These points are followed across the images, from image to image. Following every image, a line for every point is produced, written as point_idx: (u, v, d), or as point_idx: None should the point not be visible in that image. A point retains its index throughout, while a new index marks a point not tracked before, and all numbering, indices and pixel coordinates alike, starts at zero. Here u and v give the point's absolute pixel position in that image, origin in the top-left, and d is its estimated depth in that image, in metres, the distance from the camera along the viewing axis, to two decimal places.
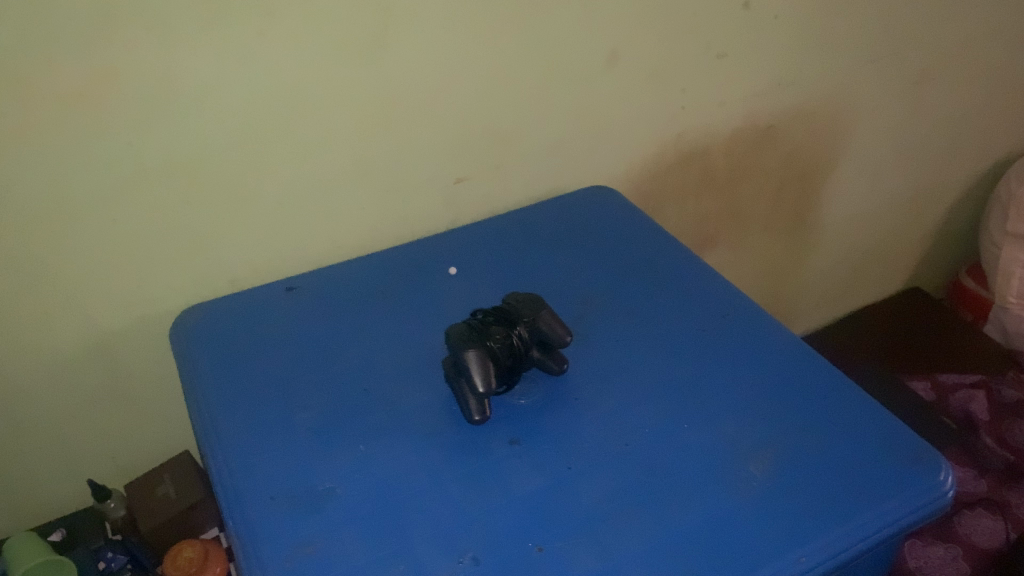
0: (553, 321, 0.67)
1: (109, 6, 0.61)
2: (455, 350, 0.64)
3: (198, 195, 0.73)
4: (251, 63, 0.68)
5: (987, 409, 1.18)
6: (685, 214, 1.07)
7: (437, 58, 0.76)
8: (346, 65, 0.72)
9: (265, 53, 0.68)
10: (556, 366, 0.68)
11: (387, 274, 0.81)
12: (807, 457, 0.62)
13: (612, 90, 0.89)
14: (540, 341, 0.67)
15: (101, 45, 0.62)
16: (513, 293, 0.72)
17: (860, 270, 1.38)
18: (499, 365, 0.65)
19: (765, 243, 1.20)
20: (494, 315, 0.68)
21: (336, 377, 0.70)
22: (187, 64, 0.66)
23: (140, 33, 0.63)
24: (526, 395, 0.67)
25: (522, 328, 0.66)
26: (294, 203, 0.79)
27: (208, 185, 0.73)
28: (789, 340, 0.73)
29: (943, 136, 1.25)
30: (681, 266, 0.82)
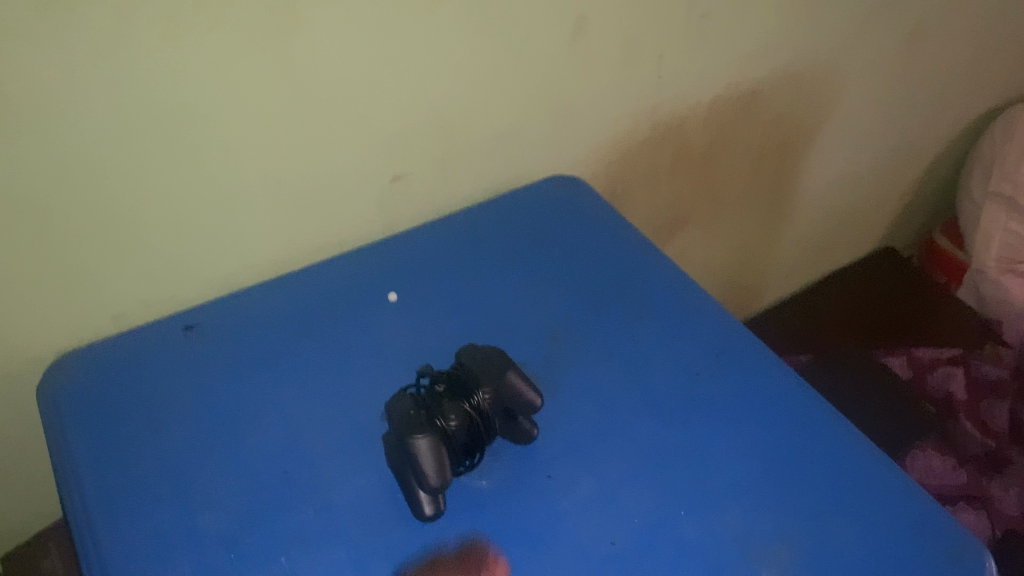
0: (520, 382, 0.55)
1: None
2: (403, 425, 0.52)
3: (59, 224, 0.57)
4: (118, 54, 0.51)
5: (965, 388, 1.13)
6: (657, 197, 0.94)
7: (369, 39, 0.60)
8: (250, 52, 0.56)
9: (130, 41, 0.51)
10: (528, 434, 0.56)
11: (311, 304, 0.67)
12: (831, 562, 0.52)
13: (581, 63, 0.74)
14: (504, 411, 0.55)
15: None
16: (469, 346, 0.58)
17: (836, 237, 1.27)
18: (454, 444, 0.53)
19: (740, 219, 1.08)
20: (446, 381, 0.56)
21: (253, 458, 0.56)
22: (18, 63, 0.48)
23: None
24: (488, 477, 0.55)
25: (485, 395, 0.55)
26: (190, 224, 0.63)
27: (70, 212, 0.56)
28: (796, 388, 0.62)
29: (930, 92, 1.13)
30: (664, 286, 0.70)
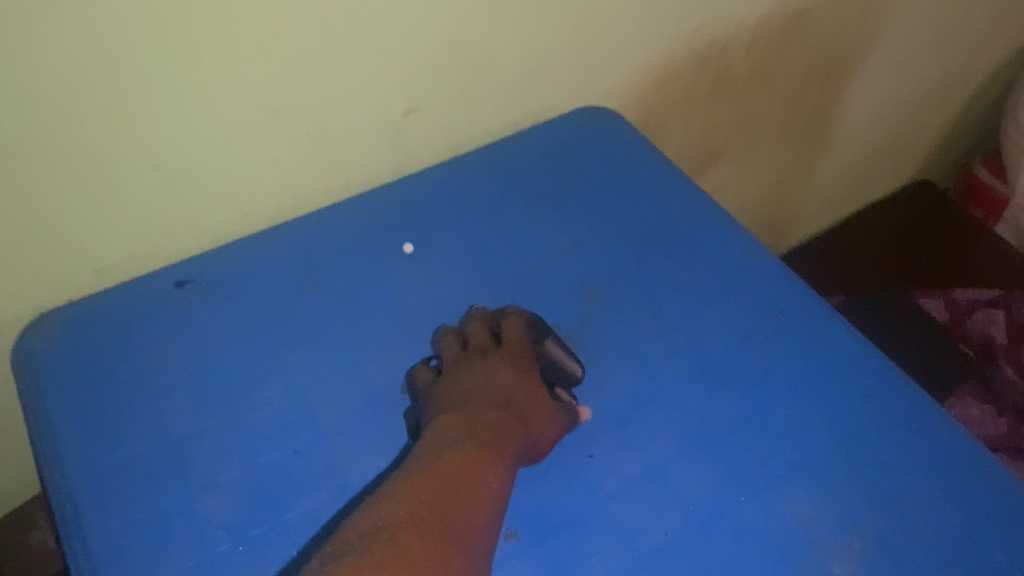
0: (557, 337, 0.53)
1: None
2: (453, 361, 0.51)
3: (26, 168, 0.48)
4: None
5: (1006, 332, 1.06)
6: (692, 129, 0.86)
7: None
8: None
9: None
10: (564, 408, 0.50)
11: (318, 254, 0.60)
12: (911, 559, 0.45)
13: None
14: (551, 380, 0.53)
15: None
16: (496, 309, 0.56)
17: (873, 170, 1.19)
18: (510, 358, 0.50)
19: (777, 151, 0.99)
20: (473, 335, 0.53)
21: (259, 436, 0.50)
22: None
23: None
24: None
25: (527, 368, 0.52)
26: (180, 165, 0.54)
27: (38, 153, 0.48)
28: (862, 352, 0.55)
29: (986, 11, 1.04)
30: (712, 235, 0.63)
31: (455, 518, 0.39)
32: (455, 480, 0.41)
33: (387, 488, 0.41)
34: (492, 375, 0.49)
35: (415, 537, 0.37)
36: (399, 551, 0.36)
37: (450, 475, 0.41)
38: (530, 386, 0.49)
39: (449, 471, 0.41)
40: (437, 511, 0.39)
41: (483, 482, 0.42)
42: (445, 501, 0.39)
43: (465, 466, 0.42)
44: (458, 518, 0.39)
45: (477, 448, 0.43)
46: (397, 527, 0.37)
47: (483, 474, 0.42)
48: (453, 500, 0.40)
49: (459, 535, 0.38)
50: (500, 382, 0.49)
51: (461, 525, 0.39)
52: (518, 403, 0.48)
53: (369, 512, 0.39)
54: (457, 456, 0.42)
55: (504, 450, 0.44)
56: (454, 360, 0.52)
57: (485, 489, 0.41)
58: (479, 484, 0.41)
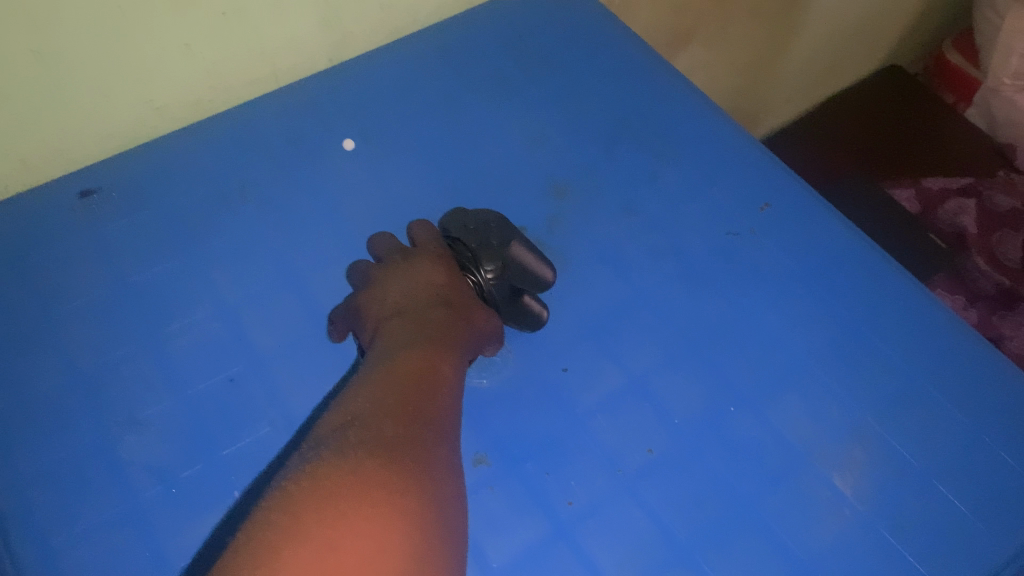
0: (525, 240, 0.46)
1: None
2: (369, 279, 0.45)
3: None
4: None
5: (977, 222, 1.03)
6: (659, 6, 0.78)
7: None
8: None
9: None
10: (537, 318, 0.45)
11: (245, 154, 0.52)
12: (914, 466, 0.42)
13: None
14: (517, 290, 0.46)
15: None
16: (455, 214, 0.49)
17: (844, 53, 1.13)
18: (434, 260, 0.44)
19: (747, 33, 0.92)
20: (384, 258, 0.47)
21: (191, 368, 0.44)
22: None
23: None
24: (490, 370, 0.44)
25: (494, 273, 0.45)
26: (65, 54, 0.43)
27: None
28: (856, 243, 0.50)
29: None
30: (689, 122, 0.56)
31: (424, 404, 0.33)
32: (417, 370, 0.35)
33: (343, 393, 0.34)
34: (420, 279, 0.43)
35: (392, 422, 0.31)
36: (372, 434, 0.30)
37: (410, 366, 0.35)
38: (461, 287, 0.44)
39: (409, 363, 0.35)
40: (404, 396, 0.32)
41: (443, 371, 0.36)
42: (409, 388, 0.33)
43: (420, 356, 0.36)
44: (432, 405, 0.33)
45: (429, 342, 0.37)
46: (366, 414, 0.31)
47: (440, 365, 0.36)
48: (417, 386, 0.33)
49: (431, 419, 0.32)
50: (428, 280, 0.43)
51: (435, 410, 0.33)
52: (456, 303, 0.42)
53: (326, 416, 0.32)
54: (411, 350, 0.36)
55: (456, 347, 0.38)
56: (369, 276, 0.45)
57: (446, 378, 0.35)
58: (440, 374, 0.35)
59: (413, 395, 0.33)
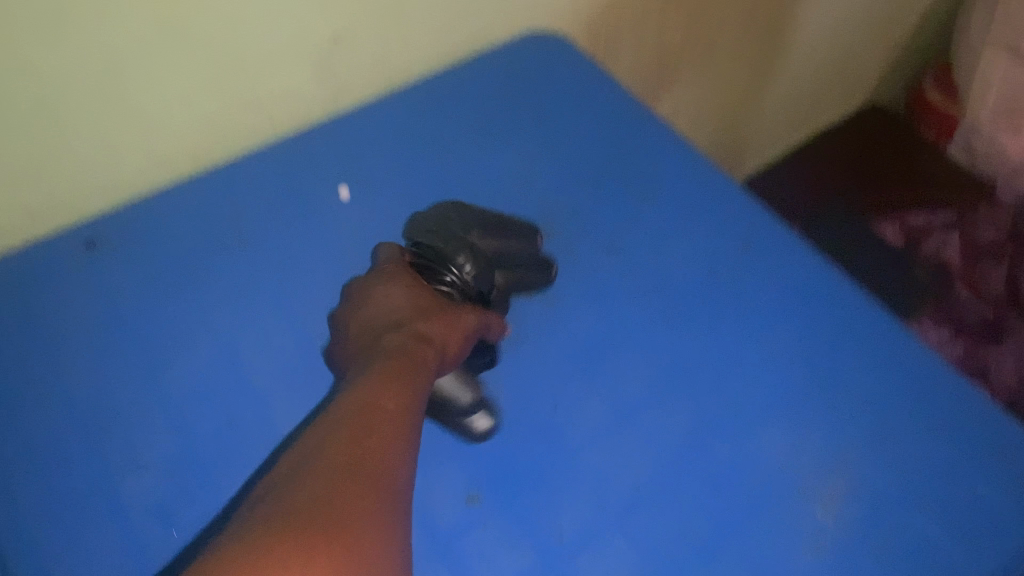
0: (501, 228, 0.51)
1: None
2: (347, 303, 0.48)
3: None
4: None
5: (961, 254, 1.06)
6: (643, 51, 0.81)
7: None
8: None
9: None
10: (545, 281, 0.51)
11: (242, 200, 0.54)
12: (893, 494, 0.43)
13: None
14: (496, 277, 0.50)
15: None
16: (419, 216, 0.51)
17: (826, 92, 1.16)
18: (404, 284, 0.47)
19: (732, 73, 0.95)
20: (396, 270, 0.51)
21: (190, 407, 0.45)
22: None
23: None
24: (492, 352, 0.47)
25: (472, 270, 0.48)
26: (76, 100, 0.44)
27: None
28: (833, 280, 0.52)
29: None
30: (673, 163, 0.59)
31: (357, 447, 0.34)
32: (361, 411, 0.36)
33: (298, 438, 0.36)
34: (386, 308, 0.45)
35: (317, 480, 0.32)
36: (294, 498, 0.31)
37: (351, 407, 0.36)
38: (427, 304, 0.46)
39: (350, 407, 0.37)
40: (336, 446, 0.34)
41: (387, 406, 0.37)
42: (344, 433, 0.35)
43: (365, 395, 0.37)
44: (367, 449, 0.34)
45: (379, 375, 0.39)
46: (298, 473, 0.33)
47: (385, 399, 0.37)
48: (353, 430, 0.35)
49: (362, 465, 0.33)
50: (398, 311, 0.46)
51: (381, 448, 0.35)
52: (418, 325, 0.44)
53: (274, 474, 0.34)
54: (357, 389, 0.38)
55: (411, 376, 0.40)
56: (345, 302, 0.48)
57: (391, 411, 0.37)
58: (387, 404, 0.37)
59: (357, 435, 0.34)
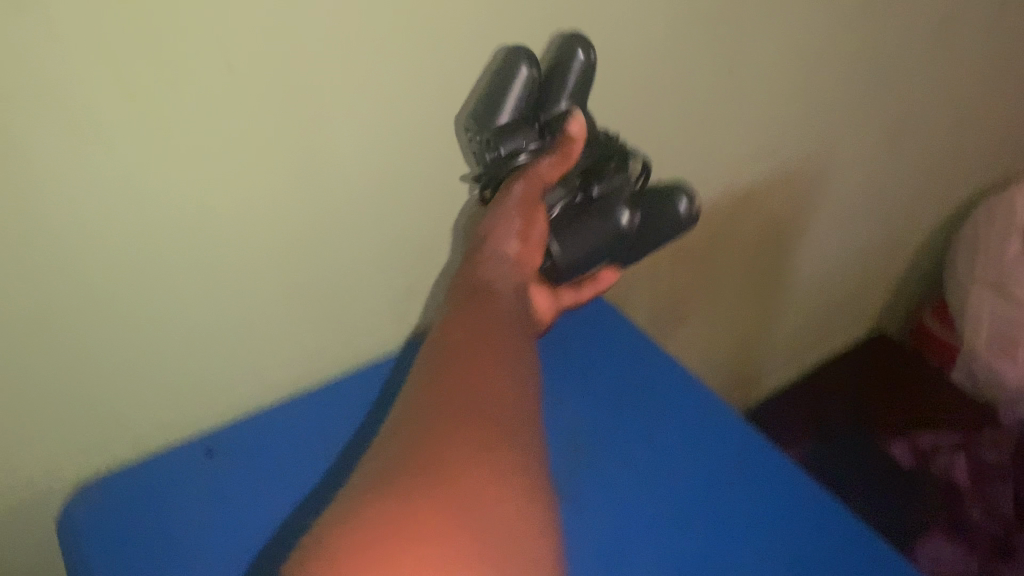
0: (499, 89, 0.64)
1: None
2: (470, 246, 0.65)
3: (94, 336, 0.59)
4: (151, 101, 0.52)
5: (968, 472, 1.12)
6: (657, 295, 0.99)
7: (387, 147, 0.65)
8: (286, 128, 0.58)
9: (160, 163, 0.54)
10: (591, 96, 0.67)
11: (332, 419, 0.70)
12: None
13: None
14: (620, 163, 0.70)
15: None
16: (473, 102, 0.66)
17: (829, 323, 1.31)
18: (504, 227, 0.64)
19: (739, 306, 1.12)
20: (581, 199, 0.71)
21: (275, 556, 0.59)
22: (69, 191, 0.52)
23: (19, 158, 0.49)
24: (687, 204, 0.71)
25: (526, 158, 0.65)
26: (210, 330, 0.65)
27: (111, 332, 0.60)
28: (814, 495, 0.64)
29: (912, 178, 1.20)
30: (678, 395, 0.73)
31: (473, 383, 0.47)
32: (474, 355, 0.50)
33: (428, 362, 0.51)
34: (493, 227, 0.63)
35: (440, 413, 0.44)
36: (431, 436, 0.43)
37: (464, 354, 0.50)
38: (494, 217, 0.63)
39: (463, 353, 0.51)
40: (453, 388, 0.47)
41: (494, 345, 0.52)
42: (469, 372, 0.48)
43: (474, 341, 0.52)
44: (478, 389, 0.47)
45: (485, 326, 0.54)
46: (428, 411, 0.45)
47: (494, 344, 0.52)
48: (473, 367, 0.49)
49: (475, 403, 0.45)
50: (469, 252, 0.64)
51: (488, 412, 0.45)
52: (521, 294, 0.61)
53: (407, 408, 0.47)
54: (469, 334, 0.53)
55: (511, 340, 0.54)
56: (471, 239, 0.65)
57: (498, 351, 0.51)
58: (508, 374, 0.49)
59: (482, 336, 0.53)
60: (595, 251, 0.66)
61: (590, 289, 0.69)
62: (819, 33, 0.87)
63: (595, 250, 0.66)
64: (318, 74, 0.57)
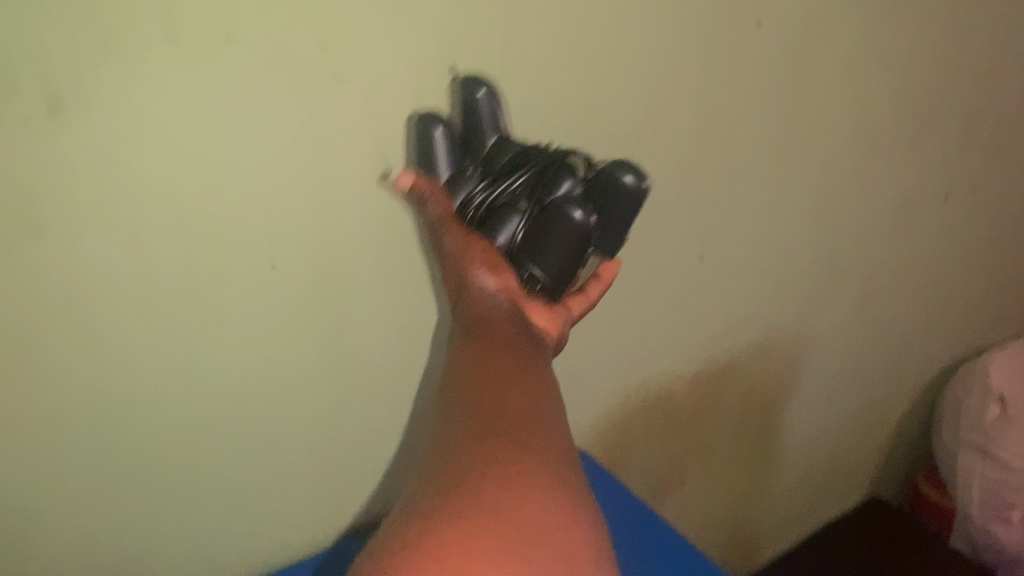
0: (427, 156, 0.64)
1: (75, 320, 0.56)
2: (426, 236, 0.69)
3: (144, 509, 0.66)
4: (216, 293, 0.61)
5: None
6: (651, 459, 1.06)
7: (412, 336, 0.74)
8: (316, 366, 0.69)
9: (221, 349, 0.64)
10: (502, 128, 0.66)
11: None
12: None
13: (584, 339, 0.87)
14: (569, 168, 0.67)
15: (24, 364, 0.56)
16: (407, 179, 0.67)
17: (825, 486, 1.36)
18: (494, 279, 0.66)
19: (733, 470, 1.18)
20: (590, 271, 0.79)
21: None
22: (136, 376, 0.61)
23: (102, 350, 0.58)
24: (634, 176, 0.66)
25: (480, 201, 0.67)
26: (237, 522, 0.72)
27: (159, 506, 0.66)
28: None
29: (890, 349, 1.28)
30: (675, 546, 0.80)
31: (512, 412, 0.55)
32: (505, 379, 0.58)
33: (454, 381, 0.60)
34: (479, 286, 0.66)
35: (498, 449, 0.50)
36: (493, 465, 0.49)
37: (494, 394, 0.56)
38: (456, 270, 0.66)
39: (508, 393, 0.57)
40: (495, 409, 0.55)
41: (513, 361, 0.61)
42: (504, 401, 0.56)
43: (501, 377, 0.58)
44: (521, 403, 0.56)
45: (502, 349, 0.62)
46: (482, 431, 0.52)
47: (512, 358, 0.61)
48: (510, 401, 0.56)
49: (516, 425, 0.54)
50: (453, 296, 0.68)
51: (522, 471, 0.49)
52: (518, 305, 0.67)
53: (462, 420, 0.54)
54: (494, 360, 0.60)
55: (534, 389, 0.59)
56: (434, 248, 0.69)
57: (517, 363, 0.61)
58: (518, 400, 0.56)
59: (490, 374, 0.59)
60: (575, 253, 0.65)
61: (596, 287, 0.72)
62: (784, 228, 0.98)
63: (570, 258, 0.65)
64: (355, 280, 0.68)
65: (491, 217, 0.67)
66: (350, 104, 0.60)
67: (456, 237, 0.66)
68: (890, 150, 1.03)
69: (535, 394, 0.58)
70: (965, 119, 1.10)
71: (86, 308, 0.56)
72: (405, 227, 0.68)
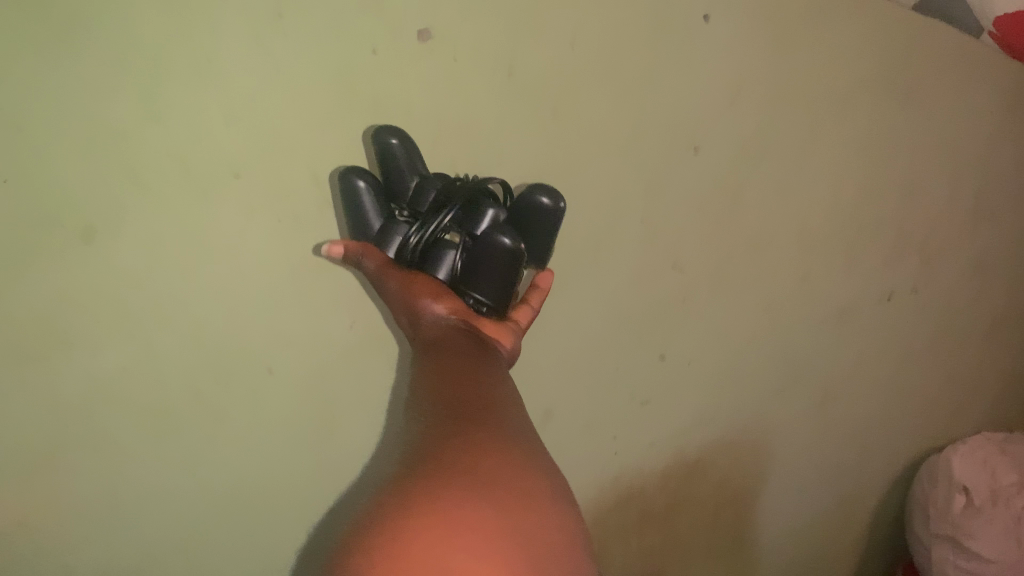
0: (358, 210, 0.67)
1: (86, 432, 0.65)
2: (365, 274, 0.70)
3: None
4: (213, 402, 0.70)
5: None
6: (629, 552, 1.11)
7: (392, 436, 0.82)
8: (294, 467, 0.77)
9: (218, 452, 0.72)
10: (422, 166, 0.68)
11: None
12: None
13: (555, 434, 0.95)
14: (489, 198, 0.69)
15: (33, 482, 0.64)
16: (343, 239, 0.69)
17: None
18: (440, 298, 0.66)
19: (710, 565, 1.23)
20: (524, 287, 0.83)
21: None
22: (141, 479, 0.69)
23: (110, 457, 0.67)
24: (549, 198, 0.70)
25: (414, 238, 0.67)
26: None
27: None
28: None
29: (855, 445, 1.34)
30: None
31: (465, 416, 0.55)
32: (460, 391, 0.58)
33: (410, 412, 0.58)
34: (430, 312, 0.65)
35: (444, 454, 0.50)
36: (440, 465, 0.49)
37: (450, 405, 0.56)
38: (404, 304, 0.66)
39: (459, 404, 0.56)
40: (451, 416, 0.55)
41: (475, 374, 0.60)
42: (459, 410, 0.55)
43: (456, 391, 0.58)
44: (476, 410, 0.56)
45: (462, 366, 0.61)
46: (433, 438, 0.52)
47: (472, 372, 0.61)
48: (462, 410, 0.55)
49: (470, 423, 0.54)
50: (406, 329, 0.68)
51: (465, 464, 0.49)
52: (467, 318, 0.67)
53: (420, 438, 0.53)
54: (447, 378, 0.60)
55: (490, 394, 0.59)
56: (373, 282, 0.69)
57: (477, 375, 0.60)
58: (482, 393, 0.58)
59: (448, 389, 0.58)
60: (510, 275, 0.67)
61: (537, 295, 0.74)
62: (738, 331, 1.06)
63: (510, 278, 0.68)
64: (339, 384, 0.76)
65: (428, 254, 0.68)
66: (324, 241, 0.71)
67: (396, 278, 0.66)
68: (837, 263, 1.11)
69: (490, 397, 0.58)
70: (908, 233, 1.19)
71: (99, 421, 0.66)
72: (370, 337, 0.77)
